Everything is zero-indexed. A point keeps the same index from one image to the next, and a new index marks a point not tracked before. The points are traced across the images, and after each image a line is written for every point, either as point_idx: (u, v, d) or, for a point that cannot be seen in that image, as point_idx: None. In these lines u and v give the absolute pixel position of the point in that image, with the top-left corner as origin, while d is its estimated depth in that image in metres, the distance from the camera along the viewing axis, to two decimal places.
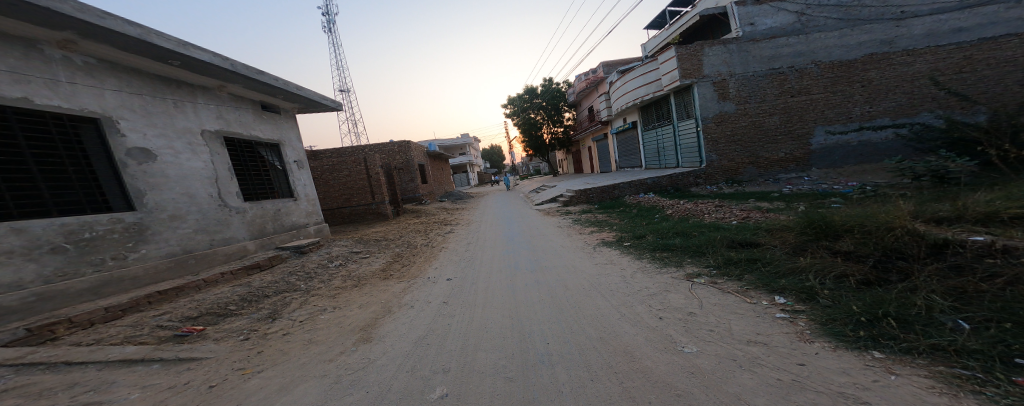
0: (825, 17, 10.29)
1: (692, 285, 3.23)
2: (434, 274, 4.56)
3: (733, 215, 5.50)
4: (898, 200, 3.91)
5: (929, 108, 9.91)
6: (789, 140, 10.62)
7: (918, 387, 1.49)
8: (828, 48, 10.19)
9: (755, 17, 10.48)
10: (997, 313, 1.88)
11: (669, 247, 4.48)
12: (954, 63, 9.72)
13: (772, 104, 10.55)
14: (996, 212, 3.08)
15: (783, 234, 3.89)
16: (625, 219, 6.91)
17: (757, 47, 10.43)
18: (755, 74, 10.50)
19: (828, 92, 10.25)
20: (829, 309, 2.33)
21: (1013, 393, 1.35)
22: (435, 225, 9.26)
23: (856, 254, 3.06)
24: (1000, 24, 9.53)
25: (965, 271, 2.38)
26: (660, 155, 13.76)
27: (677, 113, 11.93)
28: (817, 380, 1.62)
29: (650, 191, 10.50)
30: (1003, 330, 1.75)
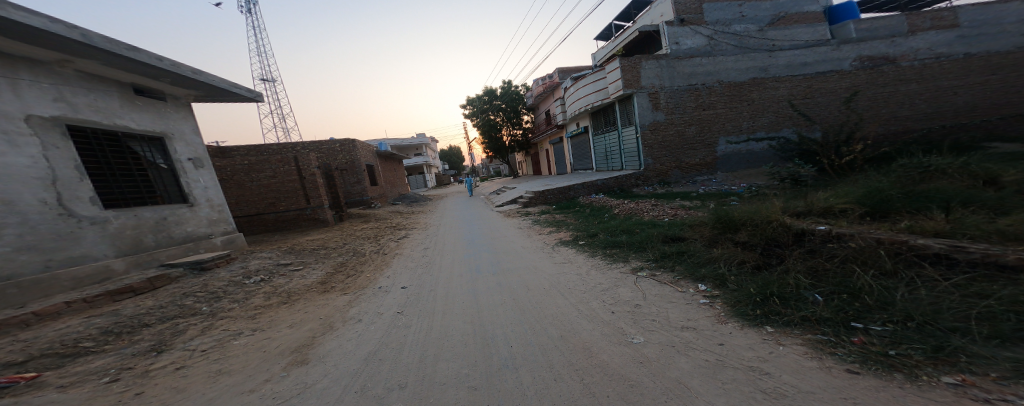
0: (727, 43, 12.29)
1: (637, 278, 3.53)
2: (383, 285, 4.17)
3: (667, 212, 6.21)
4: (772, 198, 4.85)
5: (790, 125, 12.53)
6: (702, 148, 12.42)
7: (798, 354, 1.85)
8: (727, 70, 12.20)
9: (680, 38, 12.01)
10: (839, 287, 2.44)
11: (617, 244, 4.84)
12: (801, 90, 12.45)
13: (690, 116, 12.23)
14: (829, 207, 4.03)
15: (701, 229, 4.50)
16: (579, 219, 7.25)
17: (680, 64, 11.98)
18: (676, 88, 12.03)
19: (727, 107, 12.30)
20: (735, 293, 2.77)
21: (854, 351, 1.78)
22: (389, 230, 8.53)
23: (749, 244, 3.70)
24: (829, 61, 12.50)
25: (817, 253, 3.04)
26: (608, 159, 14.81)
27: (621, 119, 13.14)
28: (730, 357, 1.90)
29: (600, 192, 11.28)
30: (844, 300, 2.28)
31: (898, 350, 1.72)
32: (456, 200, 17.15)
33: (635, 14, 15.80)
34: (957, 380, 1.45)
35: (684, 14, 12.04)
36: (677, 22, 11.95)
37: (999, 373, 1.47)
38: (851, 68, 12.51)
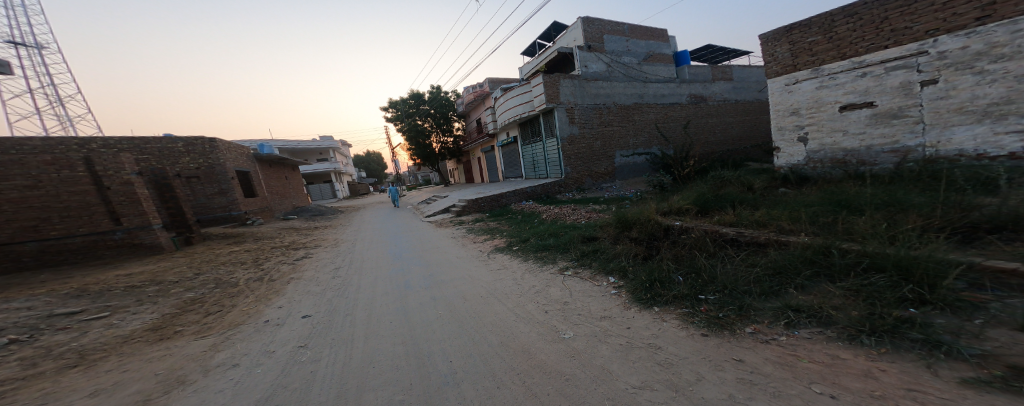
0: (619, 71, 14.13)
1: (564, 278, 3.91)
2: (275, 317, 3.42)
3: (582, 215, 6.84)
4: (648, 202, 6.08)
5: (658, 145, 14.80)
6: (605, 160, 13.90)
7: (674, 326, 2.50)
8: (620, 94, 13.93)
9: (587, 62, 13.47)
10: (689, 267, 3.38)
11: (546, 247, 5.10)
12: (661, 115, 14.70)
13: (597, 131, 13.67)
14: (677, 207, 5.40)
15: (607, 228, 5.13)
16: (511, 226, 7.34)
17: (590, 85, 13.38)
18: (583, 106, 13.27)
19: (622, 125, 14.06)
20: (632, 281, 3.34)
21: (701, 315, 2.58)
22: (278, 252, 6.89)
23: (639, 239, 4.47)
24: (677, 93, 15.00)
25: (681, 244, 3.98)
26: (535, 168, 15.30)
27: (545, 131, 13.80)
28: (633, 338, 2.36)
29: (529, 199, 11.54)
30: (696, 278, 3.15)
31: (728, 313, 2.56)
32: (378, 211, 15.41)
33: (555, 37, 17.12)
34: (752, 329, 2.34)
35: (591, 41, 13.80)
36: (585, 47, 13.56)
37: (768, 319, 2.42)
38: (687, 102, 15.09)
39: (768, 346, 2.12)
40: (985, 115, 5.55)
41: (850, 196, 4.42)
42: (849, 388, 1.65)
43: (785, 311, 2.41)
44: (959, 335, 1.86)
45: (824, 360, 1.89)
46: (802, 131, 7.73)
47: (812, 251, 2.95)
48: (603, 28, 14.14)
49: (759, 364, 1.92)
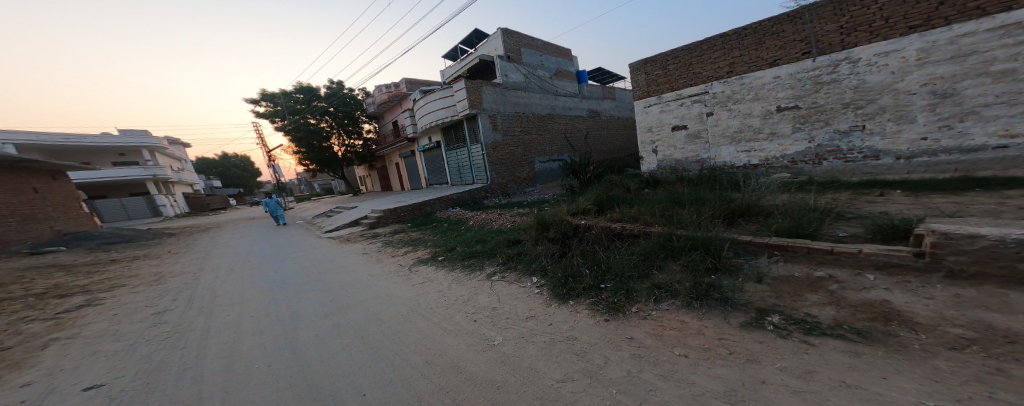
0: (535, 83, 15.01)
1: (492, 283, 3.96)
2: (23, 399, 2.34)
3: (508, 220, 6.95)
4: (564, 204, 6.60)
5: (567, 152, 16.09)
6: (527, 165, 14.44)
7: (586, 317, 2.95)
8: (538, 105, 14.89)
9: (507, 71, 13.91)
10: (592, 261, 3.95)
11: (473, 254, 5.03)
12: (571, 126, 16.31)
13: (518, 138, 14.10)
14: (583, 208, 6.04)
15: (529, 230, 5.31)
16: (435, 235, 7.00)
17: (511, 94, 13.86)
18: (504, 114, 13.59)
19: (536, 135, 14.80)
20: (552, 278, 3.74)
21: (607, 304, 3.11)
22: (20, 305, 4.54)
23: (556, 238, 4.84)
24: (581, 108, 16.86)
25: (590, 240, 4.57)
26: (460, 174, 14.81)
27: (469, 137, 13.56)
28: (556, 333, 2.73)
29: (456, 206, 11.25)
30: (600, 271, 3.70)
31: (621, 298, 3.18)
32: (260, 229, 12.76)
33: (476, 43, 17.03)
34: (638, 309, 2.96)
35: (510, 52, 14.25)
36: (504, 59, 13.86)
37: (645, 298, 3.14)
38: (587, 116, 17.05)
39: (645, 321, 2.77)
40: (733, 140, 8.28)
41: (683, 194, 5.76)
42: (690, 345, 2.37)
43: (654, 290, 3.15)
44: (733, 290, 2.97)
45: (677, 327, 2.63)
46: (653, 145, 9.68)
47: (664, 238, 3.84)
48: (520, 41, 14.70)
49: (642, 339, 2.50)
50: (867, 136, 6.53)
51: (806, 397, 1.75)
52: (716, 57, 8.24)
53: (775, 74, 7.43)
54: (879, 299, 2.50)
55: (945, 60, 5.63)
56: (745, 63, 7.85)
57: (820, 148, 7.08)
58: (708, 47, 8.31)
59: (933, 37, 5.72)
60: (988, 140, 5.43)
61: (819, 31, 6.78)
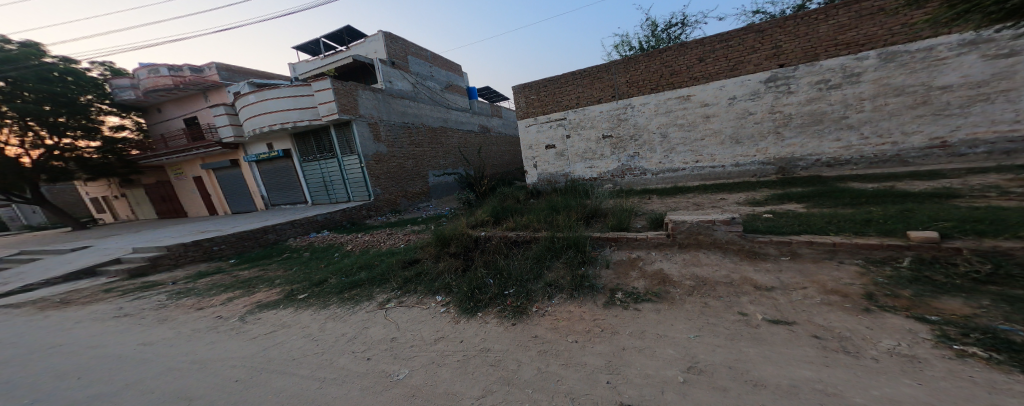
0: (423, 94, 14.48)
1: (387, 311, 3.55)
2: None
3: (402, 239, 6.37)
4: (463, 217, 6.55)
5: (462, 166, 16.21)
6: (419, 180, 13.62)
7: (496, 326, 3.04)
8: (427, 116, 14.37)
9: (391, 78, 12.80)
10: (495, 271, 4.09)
11: (357, 283, 4.38)
12: (464, 141, 16.43)
13: (406, 151, 13.12)
14: (481, 221, 6.14)
15: (428, 248, 4.99)
16: (289, 269, 5.72)
17: (395, 102, 12.79)
18: (389, 124, 12.43)
19: (429, 148, 14.27)
20: (458, 293, 3.70)
21: (516, 309, 3.29)
22: None
23: (458, 253, 4.71)
24: (472, 123, 17.28)
25: (490, 251, 4.71)
26: (326, 190, 12.26)
27: (339, 147, 11.45)
28: (468, 348, 2.69)
29: (325, 229, 9.67)
30: (501, 282, 3.83)
31: (523, 301, 3.45)
32: None
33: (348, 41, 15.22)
34: (539, 307, 3.32)
35: (393, 58, 13.25)
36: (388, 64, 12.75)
37: (541, 296, 3.55)
38: (478, 131, 17.63)
39: (544, 318, 3.14)
40: (582, 159, 10.08)
41: (558, 201, 6.64)
42: (577, 330, 2.87)
43: (549, 288, 3.62)
44: (595, 278, 3.78)
45: (567, 316, 3.12)
46: (535, 161, 10.68)
47: (548, 240, 4.41)
48: (404, 49, 14.00)
49: (544, 335, 2.83)
50: (632, 161, 9.51)
51: (645, 351, 2.49)
52: (569, 92, 9.82)
53: (600, 110, 9.54)
54: (660, 268, 3.80)
55: (663, 115, 8.88)
56: (586, 99, 9.68)
57: (620, 166, 9.68)
58: (565, 82, 9.79)
59: (660, 98, 8.83)
60: (679, 164, 9.01)
61: (621, 83, 9.17)
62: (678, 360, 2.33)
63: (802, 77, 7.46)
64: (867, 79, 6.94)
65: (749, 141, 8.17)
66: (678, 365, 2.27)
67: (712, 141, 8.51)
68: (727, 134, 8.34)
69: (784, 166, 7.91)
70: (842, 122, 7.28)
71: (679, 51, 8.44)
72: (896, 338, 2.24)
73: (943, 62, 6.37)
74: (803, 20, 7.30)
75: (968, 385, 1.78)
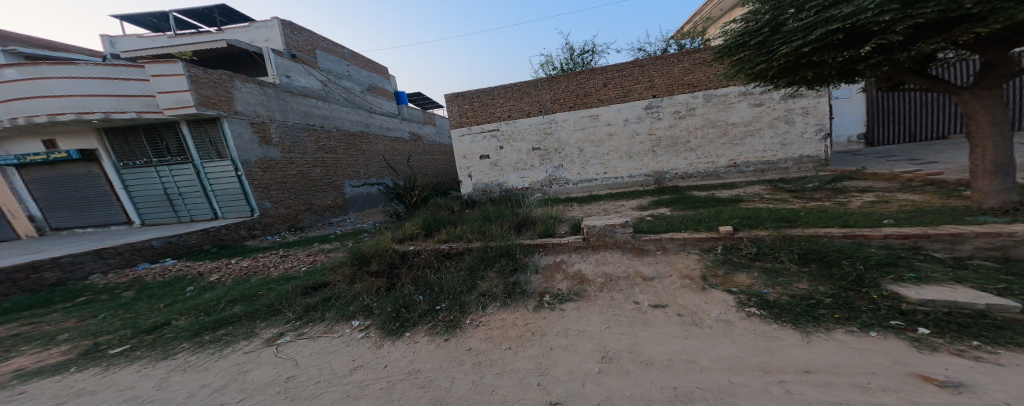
0: (336, 94, 13.00)
1: (278, 348, 3.07)
2: None
3: (304, 261, 5.55)
4: (388, 231, 6.02)
5: (388, 175, 15.14)
6: (330, 190, 11.86)
7: (426, 343, 2.96)
8: (341, 119, 12.80)
9: (290, 72, 11.04)
10: (423, 287, 3.97)
11: (231, 319, 3.60)
12: (387, 149, 15.23)
13: (312, 157, 11.22)
14: (410, 234, 5.70)
15: (342, 269, 4.44)
16: (91, 318, 4.07)
17: (293, 100, 10.79)
18: (293, 125, 10.65)
19: (346, 154, 12.72)
20: (380, 315, 3.44)
21: (447, 325, 3.24)
22: None
23: (381, 272, 4.32)
24: (400, 129, 16.24)
25: (416, 266, 4.45)
26: (171, 204, 9.14)
27: (196, 152, 8.65)
28: (394, 372, 2.57)
29: (167, 258, 7.22)
30: (430, 299, 3.72)
31: (456, 314, 3.43)
32: None
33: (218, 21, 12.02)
34: (472, 319, 3.34)
35: (294, 50, 11.52)
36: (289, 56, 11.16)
37: (475, 306, 3.56)
38: (407, 138, 16.62)
39: (479, 328, 3.18)
40: (515, 169, 10.31)
41: (492, 211, 6.58)
42: (510, 337, 2.98)
43: (482, 298, 3.66)
44: (527, 283, 3.94)
45: (500, 324, 3.22)
46: (469, 171, 10.53)
47: (482, 251, 4.41)
48: (313, 41, 12.47)
49: (478, 346, 2.86)
50: (558, 172, 10.11)
51: (568, 348, 2.75)
52: (501, 103, 9.99)
53: (528, 123, 9.94)
54: (578, 269, 4.06)
55: (579, 131, 9.71)
56: (516, 112, 9.98)
57: (547, 178, 10.21)
58: (497, 93, 9.94)
59: (576, 116, 9.65)
60: (593, 176, 9.92)
61: (547, 99, 9.70)
62: (594, 352, 2.65)
63: (688, 108, 9.03)
64: (698, 113, 9.00)
65: (635, 157, 9.57)
66: (594, 357, 2.58)
67: (613, 156, 9.67)
68: (623, 150, 9.58)
69: (658, 178, 9.53)
70: (715, 140, 9.06)
71: (590, 76, 9.34)
72: (723, 307, 3.07)
73: (733, 105, 8.77)
74: (680, 58, 8.74)
75: (757, 335, 2.61)
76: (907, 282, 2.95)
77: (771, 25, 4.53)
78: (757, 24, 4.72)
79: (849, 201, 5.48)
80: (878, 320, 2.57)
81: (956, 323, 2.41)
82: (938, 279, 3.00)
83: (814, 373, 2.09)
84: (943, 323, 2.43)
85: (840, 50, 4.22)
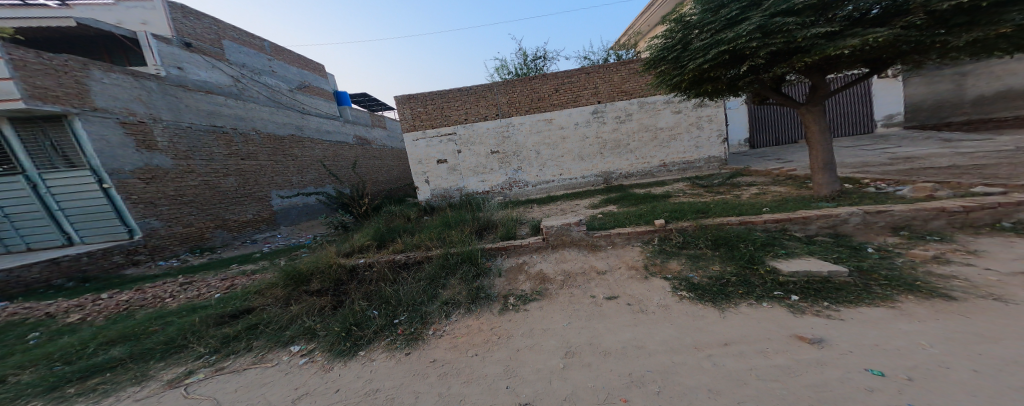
0: (256, 91, 10.49)
1: (189, 388, 2.63)
2: None
3: (217, 287, 4.69)
4: (328, 247, 5.38)
5: (330, 182, 12.50)
6: (252, 202, 9.24)
7: (385, 360, 2.78)
8: (263, 120, 10.23)
9: (183, 63, 8.52)
10: (375, 302, 3.68)
11: (113, 364, 2.92)
12: (329, 153, 12.83)
13: (223, 164, 8.69)
14: (357, 248, 5.22)
15: (271, 291, 3.91)
16: None
17: (190, 96, 8.31)
18: (190, 125, 8.12)
19: (272, 160, 10.18)
20: (326, 337, 3.14)
21: (407, 338, 3.04)
22: None
23: (323, 291, 3.90)
24: (342, 133, 14.02)
25: (365, 281, 4.11)
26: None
27: (31, 158, 6.22)
28: (350, 396, 2.37)
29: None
30: (385, 314, 3.44)
31: (417, 326, 3.24)
32: None
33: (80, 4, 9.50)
34: (435, 330, 3.16)
35: (189, 37, 9.02)
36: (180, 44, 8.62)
37: (437, 316, 3.37)
38: (353, 143, 14.46)
39: (443, 339, 3.00)
40: (474, 173, 10.12)
41: (450, 218, 6.28)
42: (476, 343, 2.87)
43: (444, 307, 3.46)
44: (490, 287, 3.80)
45: (466, 331, 3.08)
46: (425, 176, 10.09)
47: (442, 258, 4.19)
48: (217, 29, 9.96)
49: (443, 356, 2.74)
50: (518, 175, 10.11)
51: (535, 347, 2.71)
52: (458, 106, 9.75)
53: (485, 127, 9.82)
54: (541, 269, 4.03)
55: (535, 134, 9.82)
56: (473, 115, 9.80)
57: (506, 182, 10.15)
58: (453, 96, 9.71)
59: (533, 120, 9.75)
60: (551, 177, 10.09)
61: (504, 102, 9.68)
62: (558, 349, 2.65)
63: (634, 113, 9.61)
64: (635, 118, 9.65)
65: (586, 158, 9.92)
66: (559, 353, 2.59)
67: (567, 158, 9.93)
68: (575, 152, 9.88)
69: (607, 177, 9.98)
70: (657, 140, 9.72)
71: (542, 80, 9.53)
72: (662, 293, 3.28)
73: (660, 112, 9.56)
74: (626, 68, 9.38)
75: (688, 316, 2.87)
76: (781, 257, 3.46)
77: (681, 43, 4.96)
78: (670, 40, 5.14)
79: (742, 193, 6.31)
80: (766, 292, 3.03)
81: (816, 290, 2.96)
82: (798, 253, 3.57)
83: (731, 345, 2.41)
84: (806, 289, 2.97)
85: (730, 67, 4.70)
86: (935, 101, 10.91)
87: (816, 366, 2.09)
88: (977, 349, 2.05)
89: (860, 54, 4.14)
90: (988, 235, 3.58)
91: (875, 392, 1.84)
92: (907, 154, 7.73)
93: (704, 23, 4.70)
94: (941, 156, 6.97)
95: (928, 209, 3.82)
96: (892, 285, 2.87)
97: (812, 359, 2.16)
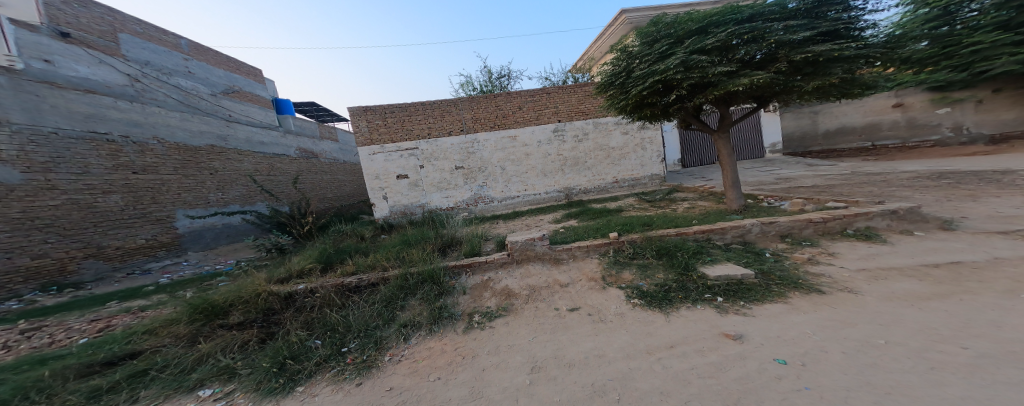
0: (163, 93, 8.57)
1: None
2: None
3: (83, 331, 3.84)
4: (255, 273, 4.68)
5: (262, 199, 10.37)
6: (149, 224, 7.23)
7: (329, 394, 2.47)
8: (170, 127, 8.23)
9: (55, 55, 6.56)
10: (317, 331, 3.27)
11: None
12: (263, 166, 10.92)
13: (105, 179, 6.73)
14: (293, 272, 4.64)
15: (173, 328, 3.29)
16: None
17: (61, 96, 6.39)
18: (55, 131, 6.20)
19: (179, 174, 8.12)
20: (251, 375, 2.70)
21: (356, 368, 2.73)
22: None
23: (247, 323, 3.38)
24: (282, 145, 12.20)
25: (303, 309, 3.66)
26: None
27: None
28: None
29: None
30: (330, 343, 3.07)
31: (369, 353, 2.92)
32: None
33: None
34: (389, 356, 2.86)
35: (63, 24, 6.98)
36: (53, 33, 6.68)
37: (392, 341, 3.07)
38: (296, 156, 12.81)
39: (400, 365, 2.73)
40: (437, 188, 9.80)
41: (412, 236, 5.85)
42: (437, 366, 2.64)
43: (401, 330, 3.16)
44: (452, 305, 3.55)
45: (426, 354, 2.83)
46: (384, 191, 9.55)
47: (399, 278, 3.84)
48: (113, 21, 8.12)
49: (401, 383, 2.50)
50: (483, 191, 9.98)
51: (499, 365, 2.54)
52: (421, 120, 9.49)
53: (449, 142, 9.63)
54: (506, 285, 3.86)
55: (500, 151, 9.83)
56: (437, 130, 9.58)
57: (469, 199, 9.96)
58: (416, 110, 9.43)
59: (499, 136, 9.79)
60: (516, 193, 10.09)
61: (469, 117, 9.62)
62: (523, 364, 2.51)
63: (591, 132, 10.10)
64: (591, 137, 10.12)
65: (546, 175, 10.11)
66: (524, 369, 2.45)
67: (531, 174, 10.04)
68: (538, 168, 10.04)
69: (568, 193, 10.22)
70: (609, 158, 10.24)
71: (506, 98, 9.67)
72: (617, 302, 3.29)
73: (611, 132, 10.15)
74: (585, 91, 9.91)
75: (639, 322, 2.91)
76: (708, 264, 3.69)
77: (624, 70, 5.28)
78: (616, 68, 5.45)
79: (680, 207, 6.79)
80: (698, 295, 3.18)
81: (734, 291, 3.17)
82: (719, 259, 3.84)
83: (676, 347, 2.45)
84: (727, 291, 3.17)
85: (663, 94, 5.15)
86: (801, 133, 12.74)
87: (739, 360, 2.21)
88: (843, 334, 2.35)
89: (752, 91, 4.80)
90: (840, 240, 4.18)
91: (782, 380, 1.96)
92: (787, 174, 9.03)
93: (642, 55, 5.09)
94: (807, 177, 8.29)
95: (800, 219, 4.36)
96: (786, 284, 3.19)
97: (736, 353, 2.28)
